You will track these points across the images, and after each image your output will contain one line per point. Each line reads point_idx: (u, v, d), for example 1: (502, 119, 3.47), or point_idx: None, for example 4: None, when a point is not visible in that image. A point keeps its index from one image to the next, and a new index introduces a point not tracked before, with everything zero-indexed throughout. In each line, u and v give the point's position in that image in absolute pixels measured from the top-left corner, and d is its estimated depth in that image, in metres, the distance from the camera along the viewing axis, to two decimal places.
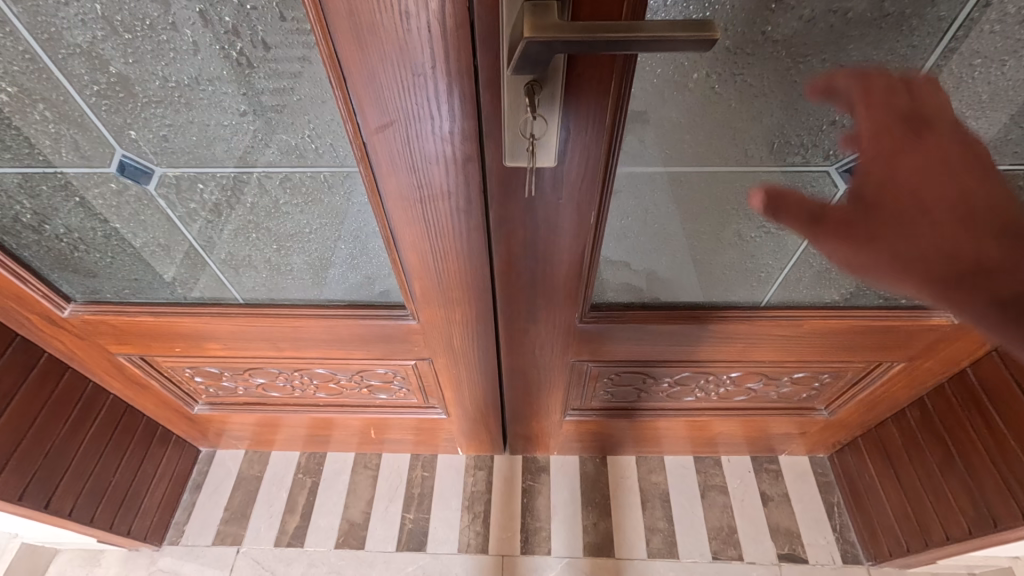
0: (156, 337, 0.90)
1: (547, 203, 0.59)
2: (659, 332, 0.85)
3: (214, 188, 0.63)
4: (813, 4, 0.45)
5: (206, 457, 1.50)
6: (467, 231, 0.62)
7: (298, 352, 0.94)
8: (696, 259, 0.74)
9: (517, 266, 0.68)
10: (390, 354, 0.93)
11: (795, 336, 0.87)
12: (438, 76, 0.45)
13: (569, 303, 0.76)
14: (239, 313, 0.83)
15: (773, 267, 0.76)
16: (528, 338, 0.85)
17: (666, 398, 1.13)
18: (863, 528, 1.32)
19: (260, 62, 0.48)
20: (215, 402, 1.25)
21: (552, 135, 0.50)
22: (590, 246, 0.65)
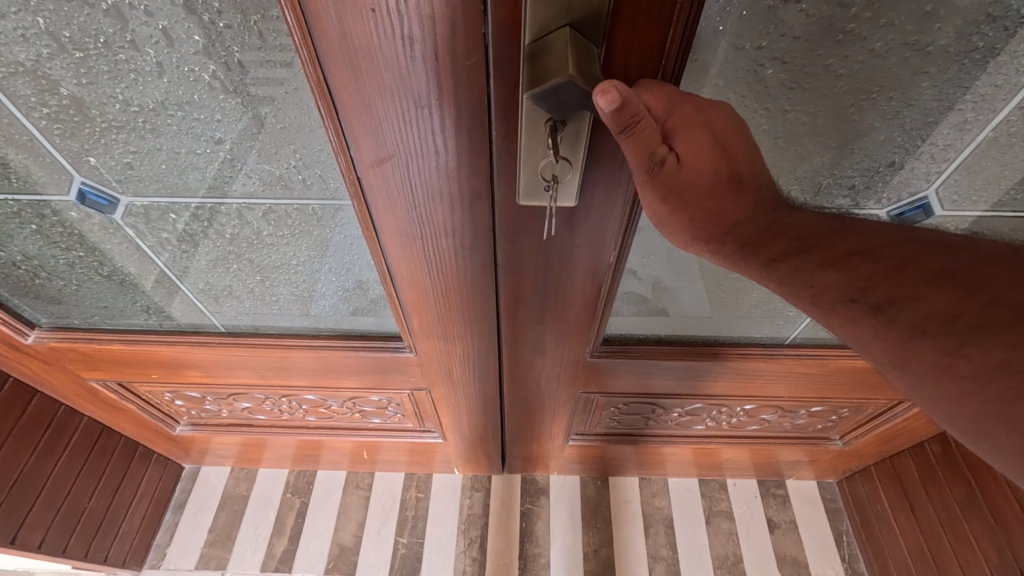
0: (131, 364, 0.84)
1: (563, 242, 0.52)
2: (676, 367, 0.79)
3: (188, 218, 0.56)
4: (888, 35, 0.38)
5: (190, 474, 1.44)
6: (473, 268, 0.56)
7: (284, 380, 0.87)
8: (722, 295, 0.69)
9: (525, 303, 0.62)
10: (382, 383, 0.87)
11: (820, 374, 0.81)
12: (445, 108, 0.39)
13: (580, 339, 0.71)
14: (220, 342, 0.77)
15: (802, 307, 0.70)
16: (534, 373, 0.79)
17: (675, 426, 1.07)
18: (873, 561, 1.26)
19: (236, 86, 0.41)
20: (197, 423, 1.18)
21: (573, 179, 0.44)
22: (606, 285, 0.59)
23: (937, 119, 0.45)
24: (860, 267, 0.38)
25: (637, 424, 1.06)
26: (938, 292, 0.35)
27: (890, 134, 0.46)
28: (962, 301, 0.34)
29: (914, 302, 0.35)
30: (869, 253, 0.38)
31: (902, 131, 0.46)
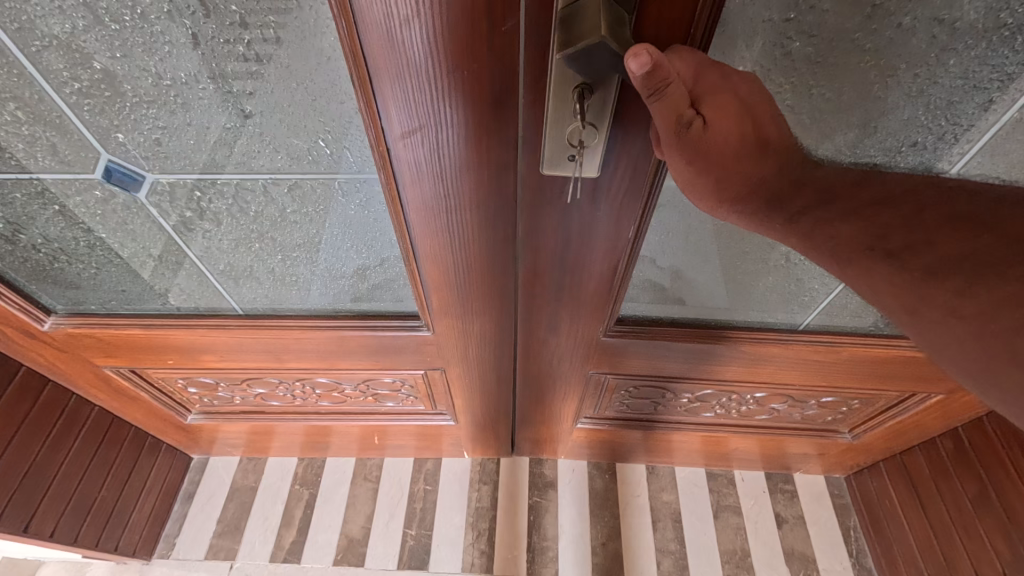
0: (147, 349, 0.85)
1: (584, 216, 0.53)
2: (689, 350, 0.80)
3: (213, 196, 0.57)
4: (917, 9, 0.39)
5: (198, 465, 1.45)
6: (495, 242, 0.56)
7: (299, 364, 0.88)
8: (740, 279, 0.69)
9: (544, 279, 0.63)
10: (397, 365, 0.87)
11: (833, 362, 0.82)
12: (477, 77, 0.40)
13: (597, 318, 0.71)
14: (237, 325, 0.78)
15: (818, 292, 0.71)
16: (550, 352, 0.80)
17: (684, 412, 1.07)
18: (881, 556, 1.26)
19: (270, 59, 0.42)
20: (209, 412, 1.19)
21: (598, 148, 0.44)
22: (623, 263, 0.60)
23: (961, 98, 0.45)
24: (879, 218, 0.36)
25: (647, 409, 1.06)
26: (954, 235, 0.32)
27: (914, 113, 0.46)
28: (973, 241, 0.32)
29: (930, 244, 0.33)
30: (891, 204, 0.36)
31: (926, 110, 0.46)
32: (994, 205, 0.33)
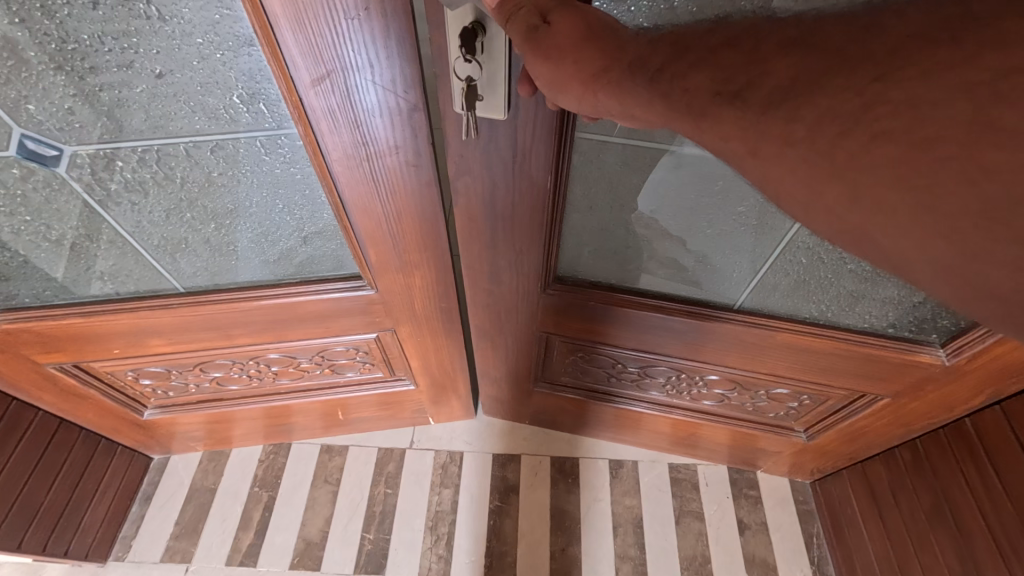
0: (89, 339, 0.85)
1: (507, 160, 0.61)
2: (629, 319, 0.83)
3: (136, 163, 0.62)
4: None
5: (158, 466, 1.40)
6: (422, 185, 0.64)
7: (249, 338, 0.89)
8: (671, 247, 0.75)
9: (480, 222, 0.70)
10: (345, 328, 0.90)
11: (772, 348, 0.83)
12: (371, 22, 0.47)
13: (536, 273, 0.77)
14: (176, 303, 0.80)
15: (745, 269, 0.75)
16: (498, 304, 0.86)
17: (639, 391, 1.07)
18: (842, 563, 1.23)
19: (169, 15, 0.48)
20: (165, 406, 1.19)
21: (502, 95, 0.52)
22: (552, 212, 0.67)
23: None
24: (724, 56, 0.34)
25: (604, 383, 1.08)
26: (785, 57, 0.31)
27: None
28: (801, 61, 0.31)
29: (767, 74, 0.32)
30: (731, 42, 0.34)
31: None
32: (822, 21, 0.32)
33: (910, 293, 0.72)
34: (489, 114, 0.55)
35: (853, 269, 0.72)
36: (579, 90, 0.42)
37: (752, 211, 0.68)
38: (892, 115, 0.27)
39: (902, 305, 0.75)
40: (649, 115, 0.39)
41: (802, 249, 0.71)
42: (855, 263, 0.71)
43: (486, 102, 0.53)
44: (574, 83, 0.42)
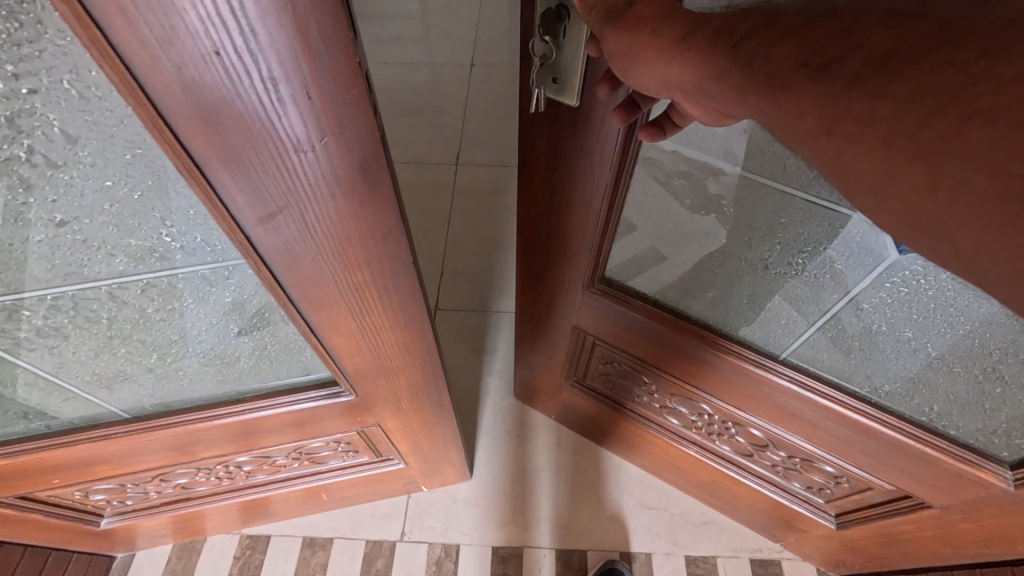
0: (23, 477, 0.78)
1: (568, 157, 0.61)
2: (672, 345, 0.82)
3: (48, 312, 0.56)
4: None
5: (122, 566, 1.23)
6: (408, 292, 0.57)
7: (210, 446, 0.83)
8: (722, 274, 0.75)
9: (538, 210, 0.71)
10: (322, 432, 0.86)
11: (808, 411, 0.78)
12: (330, 160, 0.37)
13: (580, 264, 0.76)
14: (118, 432, 0.75)
15: (798, 318, 0.74)
16: (547, 289, 0.85)
17: (674, 427, 1.01)
18: None
19: (59, 162, 0.41)
20: (125, 512, 1.06)
21: (576, 83, 0.52)
22: (608, 216, 0.67)
23: None
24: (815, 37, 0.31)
25: (638, 407, 1.03)
26: (886, 30, 0.29)
27: None
28: (903, 33, 0.28)
29: (861, 47, 0.29)
30: (830, 13, 0.32)
31: None
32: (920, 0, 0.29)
33: (980, 391, 0.67)
34: (561, 97, 0.54)
35: (920, 348, 0.67)
36: (657, 62, 0.40)
37: (823, 259, 0.65)
38: (992, 93, 0.24)
39: (971, 407, 0.69)
40: (721, 92, 0.37)
41: (866, 314, 0.68)
42: (921, 345, 0.67)
43: (559, 86, 0.52)
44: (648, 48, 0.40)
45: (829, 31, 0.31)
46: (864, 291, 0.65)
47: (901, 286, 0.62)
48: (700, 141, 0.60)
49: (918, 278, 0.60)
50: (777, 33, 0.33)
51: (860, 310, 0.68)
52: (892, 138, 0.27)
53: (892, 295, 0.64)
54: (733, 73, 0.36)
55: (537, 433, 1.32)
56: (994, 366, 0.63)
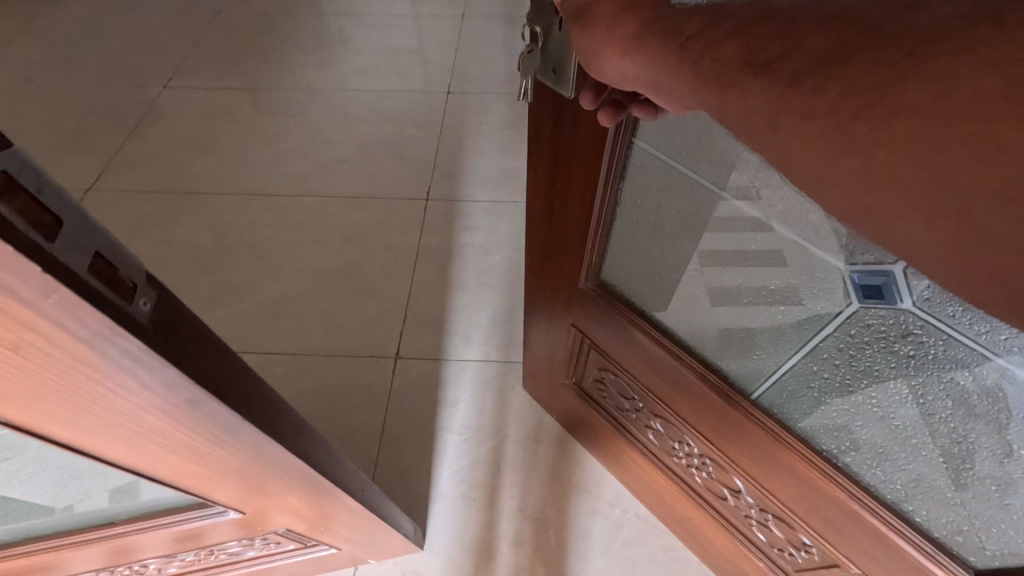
0: None
1: (565, 139, 0.57)
2: (651, 356, 0.69)
3: None
4: None
5: None
6: (262, 443, 0.35)
7: None
8: (700, 293, 0.66)
9: (540, 194, 0.67)
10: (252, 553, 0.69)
11: (773, 463, 0.62)
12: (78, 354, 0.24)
13: (574, 261, 0.69)
14: None
15: (767, 354, 0.63)
16: (547, 280, 0.77)
17: (649, 462, 0.84)
18: None
19: None
20: None
21: (569, 80, 0.49)
22: (597, 214, 0.61)
23: None
24: (762, 25, 0.27)
25: (620, 433, 0.86)
26: (823, 31, 0.25)
27: None
28: (837, 33, 0.24)
29: (800, 47, 0.25)
30: (772, 12, 0.27)
31: None
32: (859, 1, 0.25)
33: (949, 474, 0.52)
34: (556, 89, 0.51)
35: (900, 407, 0.54)
36: (615, 63, 0.34)
37: (801, 296, 0.56)
38: (920, 88, 0.21)
39: (936, 494, 0.54)
40: (679, 89, 0.32)
41: (842, 355, 0.56)
42: (885, 403, 0.55)
43: (557, 78, 0.50)
44: (604, 45, 0.34)
45: (770, 32, 0.27)
46: (835, 326, 0.55)
47: (866, 325, 0.52)
48: (675, 142, 0.56)
49: (884, 315, 0.50)
50: (714, 37, 0.29)
51: (828, 349, 0.57)
52: (833, 143, 0.23)
53: (862, 337, 0.53)
54: (682, 71, 0.30)
55: (510, 476, 0.95)
56: (963, 436, 0.50)
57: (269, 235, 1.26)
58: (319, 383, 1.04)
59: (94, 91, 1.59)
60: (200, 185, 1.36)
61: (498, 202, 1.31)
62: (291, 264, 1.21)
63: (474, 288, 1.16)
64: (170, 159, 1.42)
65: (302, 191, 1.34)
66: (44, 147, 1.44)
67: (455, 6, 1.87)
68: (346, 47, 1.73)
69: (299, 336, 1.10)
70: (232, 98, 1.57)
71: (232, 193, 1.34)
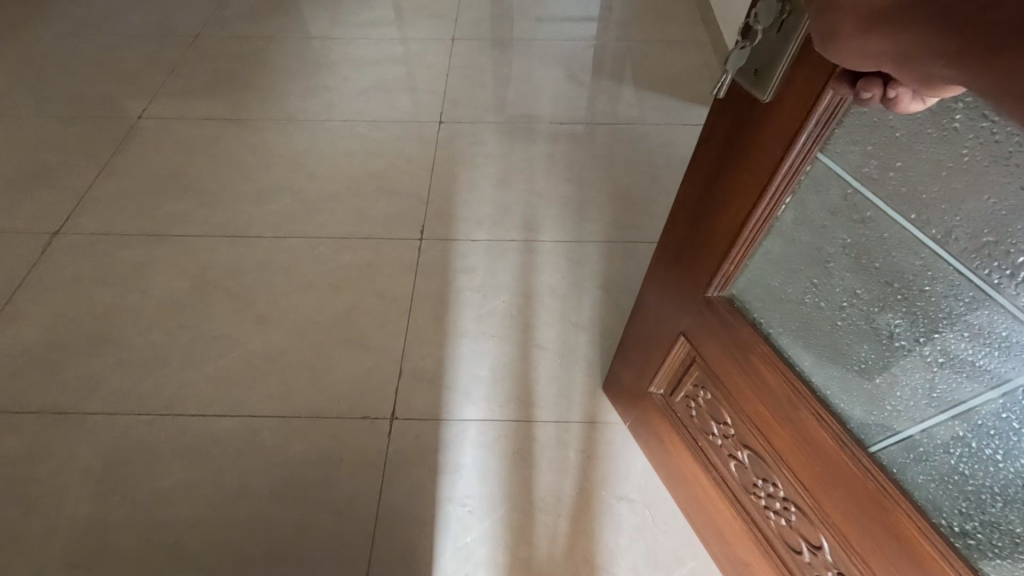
0: None
1: (745, 132, 0.51)
2: (762, 380, 0.61)
3: None
4: None
5: None
6: None
7: None
8: (838, 327, 0.56)
9: (695, 190, 0.61)
10: None
11: (875, 530, 0.52)
12: None
13: (707, 267, 0.63)
14: None
15: (905, 407, 0.52)
16: (671, 281, 0.71)
17: (725, 496, 0.76)
18: None
19: None
20: None
21: (773, 79, 0.44)
22: (752, 227, 0.55)
23: None
24: None
25: (704, 462, 0.78)
26: None
27: None
28: None
29: None
30: None
31: None
32: None
33: None
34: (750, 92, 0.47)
35: None
36: (854, 38, 0.26)
37: (966, 349, 0.45)
38: None
39: None
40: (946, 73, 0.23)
41: (999, 426, 0.45)
42: None
43: (757, 80, 0.45)
44: (844, 17, 0.26)
45: None
46: (1000, 394, 0.44)
47: None
48: (866, 159, 0.46)
49: None
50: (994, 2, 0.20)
51: (988, 419, 0.46)
52: None
53: None
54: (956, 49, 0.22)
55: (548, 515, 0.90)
56: None
57: (251, 281, 1.18)
58: (309, 448, 0.96)
59: (58, 125, 1.49)
60: (178, 227, 1.27)
61: (495, 240, 1.24)
62: (277, 312, 1.13)
63: (473, 336, 1.09)
64: (140, 199, 1.33)
65: (287, 232, 1.26)
66: (5, 186, 1.35)
67: (442, 30, 1.81)
68: (331, 74, 1.66)
69: (287, 394, 1.02)
70: (207, 130, 1.49)
71: (213, 235, 1.26)
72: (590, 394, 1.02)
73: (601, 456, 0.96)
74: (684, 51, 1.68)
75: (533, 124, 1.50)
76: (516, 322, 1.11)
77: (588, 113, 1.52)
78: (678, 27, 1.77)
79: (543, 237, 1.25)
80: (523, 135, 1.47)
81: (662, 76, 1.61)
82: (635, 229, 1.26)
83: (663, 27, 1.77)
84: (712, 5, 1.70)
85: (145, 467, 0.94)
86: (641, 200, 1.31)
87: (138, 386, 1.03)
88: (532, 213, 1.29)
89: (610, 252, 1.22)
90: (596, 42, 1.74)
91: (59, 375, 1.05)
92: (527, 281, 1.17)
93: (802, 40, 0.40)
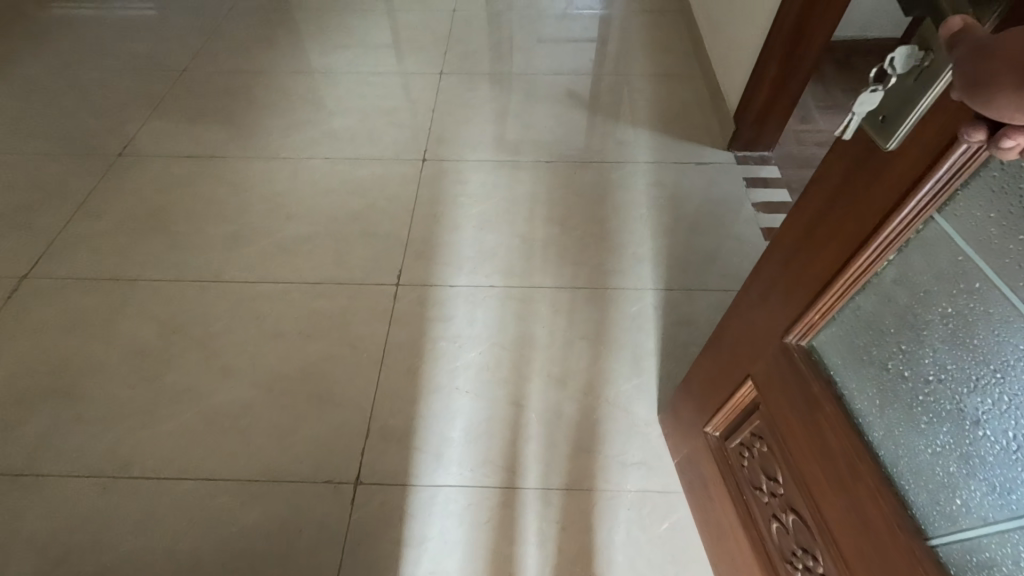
0: None
1: (852, 176, 0.45)
2: (824, 443, 0.55)
3: None
4: None
5: None
6: None
7: None
8: (921, 401, 0.48)
9: (795, 226, 0.54)
10: None
11: None
12: None
13: (790, 312, 0.57)
14: None
15: (984, 506, 0.44)
16: (751, 322, 0.66)
17: (759, 559, 0.71)
18: None
19: None
20: None
21: (901, 127, 0.39)
22: (847, 278, 0.49)
23: None
24: None
25: (746, 518, 0.73)
26: None
27: None
28: None
29: None
30: None
31: None
32: None
33: None
34: (874, 140, 0.42)
35: None
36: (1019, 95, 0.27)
37: None
38: None
39: None
40: None
41: None
42: None
43: (885, 126, 0.40)
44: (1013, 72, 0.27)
45: None
46: None
47: None
48: (983, 225, 0.39)
49: None
50: None
51: None
52: None
53: None
54: None
55: None
56: None
57: (221, 329, 1.13)
58: (270, 516, 0.91)
59: (38, 162, 1.47)
60: (151, 270, 1.24)
61: (478, 286, 1.19)
62: (247, 364, 1.08)
63: (448, 392, 1.03)
64: (113, 240, 1.30)
65: (263, 276, 1.22)
66: None
67: (433, 63, 1.78)
68: (319, 108, 1.63)
69: (257, 454, 0.97)
70: (189, 167, 1.47)
71: (187, 279, 1.22)
72: (602, 453, 0.97)
73: (572, 525, 0.90)
74: (679, 86, 1.64)
75: (523, 161, 1.46)
76: (500, 376, 1.06)
77: (579, 150, 1.47)
78: (676, 60, 1.73)
79: (529, 283, 1.20)
80: (512, 173, 1.43)
81: (657, 112, 1.57)
82: (625, 274, 1.21)
83: (659, 61, 1.74)
84: (708, 39, 1.66)
85: (95, 534, 0.90)
86: (632, 242, 1.26)
87: (95, 444, 0.98)
88: (523, 256, 1.25)
89: (602, 299, 1.17)
90: (590, 76, 1.70)
91: (16, 430, 1.00)
92: (510, 329, 1.12)
93: (943, 87, 0.35)
